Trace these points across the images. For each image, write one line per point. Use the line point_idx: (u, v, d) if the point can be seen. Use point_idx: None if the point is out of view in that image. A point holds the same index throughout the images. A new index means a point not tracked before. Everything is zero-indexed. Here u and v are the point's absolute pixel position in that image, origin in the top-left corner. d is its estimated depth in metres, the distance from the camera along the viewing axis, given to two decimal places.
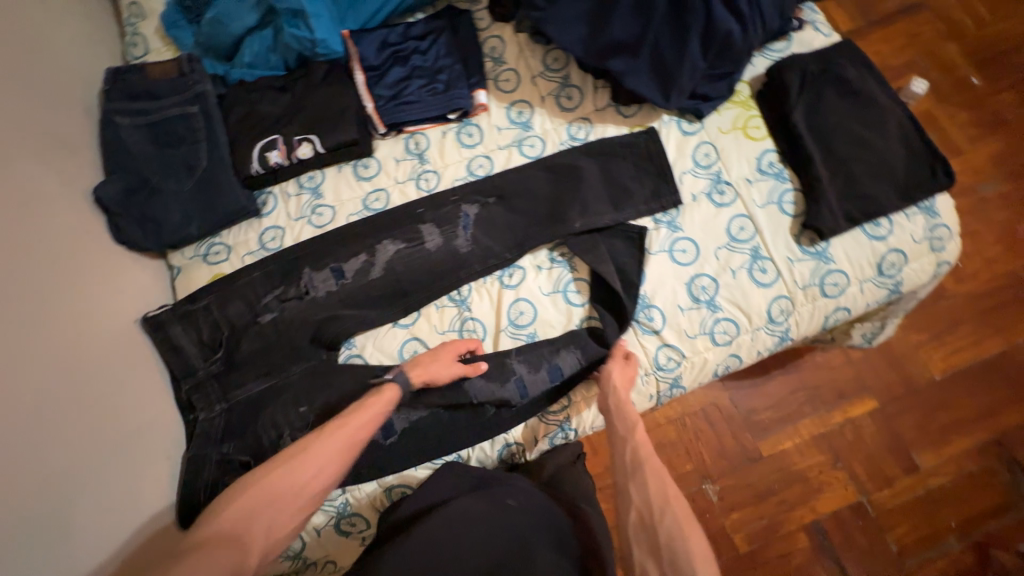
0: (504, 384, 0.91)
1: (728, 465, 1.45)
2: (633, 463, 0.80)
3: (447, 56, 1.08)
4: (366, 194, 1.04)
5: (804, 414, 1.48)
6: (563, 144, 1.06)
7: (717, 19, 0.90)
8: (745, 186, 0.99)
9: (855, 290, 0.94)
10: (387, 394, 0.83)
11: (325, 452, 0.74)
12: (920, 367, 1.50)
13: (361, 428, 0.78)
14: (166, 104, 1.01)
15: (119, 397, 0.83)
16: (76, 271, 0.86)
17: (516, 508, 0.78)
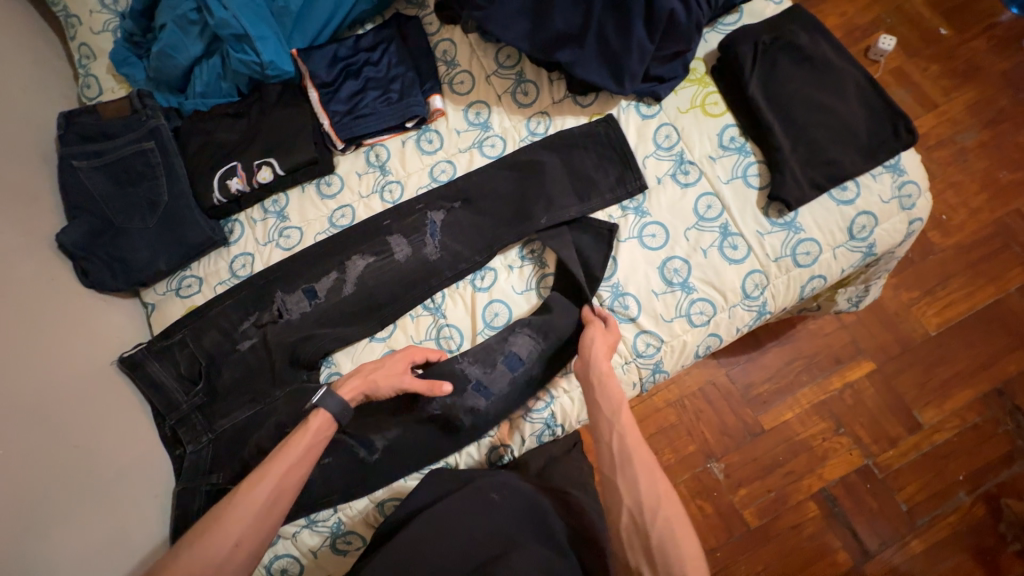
0: (465, 392, 0.91)
1: (730, 442, 1.44)
2: (620, 456, 0.77)
3: (399, 64, 1.08)
4: (331, 211, 1.04)
5: (802, 383, 1.47)
6: (524, 140, 1.05)
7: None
8: (708, 163, 0.98)
9: (828, 256, 0.94)
10: (315, 423, 0.79)
11: (246, 510, 0.71)
12: (913, 325, 1.49)
13: (298, 465, 0.76)
14: (122, 143, 1.01)
15: (93, 444, 0.82)
16: (38, 323, 0.85)
17: (499, 506, 0.81)
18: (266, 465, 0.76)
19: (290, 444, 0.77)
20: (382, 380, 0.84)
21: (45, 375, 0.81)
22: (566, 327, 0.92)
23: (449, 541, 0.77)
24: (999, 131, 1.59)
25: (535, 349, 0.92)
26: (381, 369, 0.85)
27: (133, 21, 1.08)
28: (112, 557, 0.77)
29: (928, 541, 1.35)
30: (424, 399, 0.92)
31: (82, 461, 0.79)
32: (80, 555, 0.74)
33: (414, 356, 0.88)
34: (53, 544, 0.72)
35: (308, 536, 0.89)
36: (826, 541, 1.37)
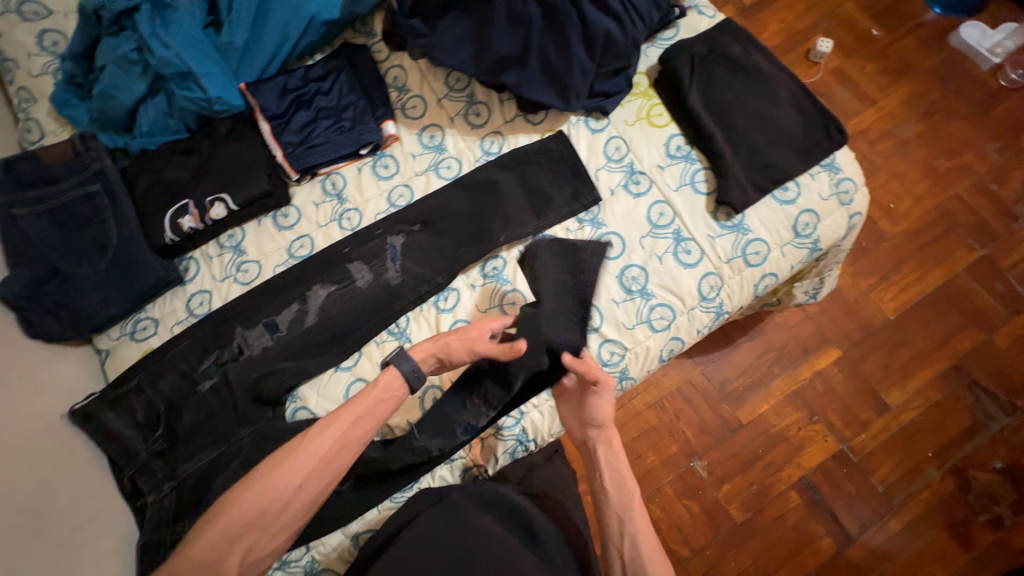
0: (418, 453, 0.90)
1: (711, 439, 1.47)
2: (632, 558, 0.80)
3: (350, 93, 1.09)
4: (290, 242, 1.03)
5: (774, 375, 1.51)
6: (479, 160, 1.07)
7: (590, 17, 0.93)
8: (658, 172, 1.02)
9: (776, 255, 0.97)
10: (385, 380, 0.82)
11: (312, 458, 0.75)
12: (872, 310, 1.55)
13: (362, 421, 0.79)
14: (64, 188, 0.98)
15: (54, 500, 0.78)
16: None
17: (468, 510, 0.83)
18: (336, 411, 0.79)
19: (360, 397, 0.81)
20: (456, 344, 0.86)
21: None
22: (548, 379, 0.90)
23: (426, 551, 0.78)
24: (933, 122, 1.69)
25: (486, 416, 0.91)
26: (455, 335, 0.87)
27: (74, 63, 1.06)
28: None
29: (905, 519, 1.39)
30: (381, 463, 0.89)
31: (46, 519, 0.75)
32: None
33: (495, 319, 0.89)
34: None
35: None
36: (810, 529, 1.39)
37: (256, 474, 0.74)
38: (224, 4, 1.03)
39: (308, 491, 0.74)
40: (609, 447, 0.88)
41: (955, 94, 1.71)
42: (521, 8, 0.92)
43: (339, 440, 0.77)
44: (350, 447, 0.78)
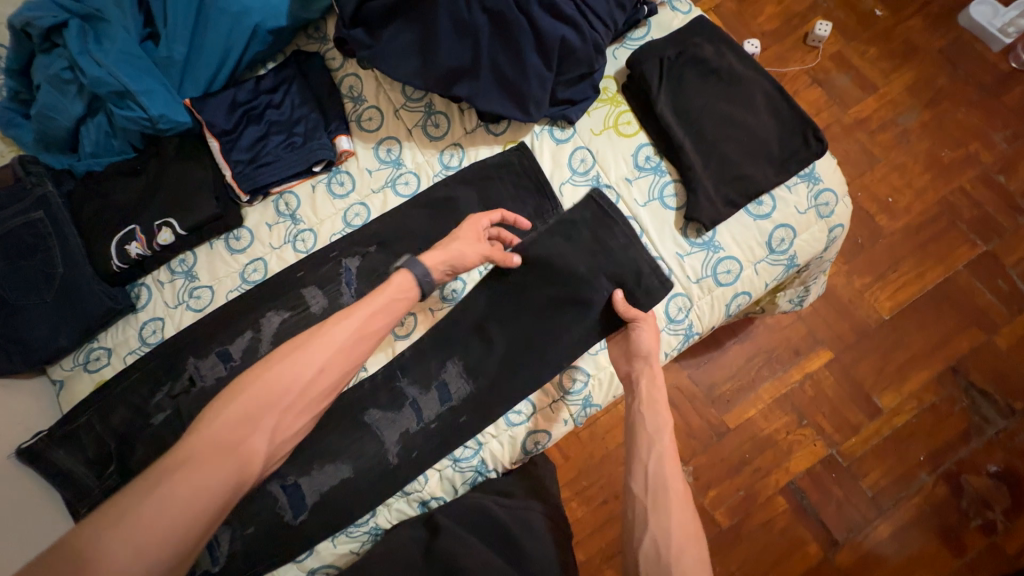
0: (402, 409, 0.91)
1: (697, 443, 1.44)
2: (657, 476, 0.76)
3: (302, 105, 1.03)
4: (242, 266, 0.99)
5: (763, 378, 1.46)
6: (438, 174, 1.01)
7: (540, 24, 0.86)
8: (625, 186, 0.96)
9: (749, 273, 0.92)
10: (398, 282, 0.78)
11: (329, 347, 0.71)
12: (867, 311, 1.49)
13: (380, 314, 0.76)
14: (7, 214, 0.94)
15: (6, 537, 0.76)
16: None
17: (448, 525, 0.83)
18: (352, 306, 0.76)
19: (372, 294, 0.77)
20: (465, 247, 0.85)
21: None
22: (544, 365, 0.90)
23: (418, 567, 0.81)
24: (937, 110, 1.59)
25: (463, 378, 0.91)
26: (459, 239, 0.85)
27: (15, 80, 1.01)
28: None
29: (894, 524, 1.36)
30: (366, 409, 0.91)
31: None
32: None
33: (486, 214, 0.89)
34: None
35: None
36: (796, 535, 1.37)
37: (265, 364, 0.69)
38: (160, 16, 0.98)
39: (326, 378, 0.71)
40: (653, 380, 0.82)
41: (963, 80, 1.60)
42: (467, 17, 0.85)
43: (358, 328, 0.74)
44: (364, 339, 0.75)
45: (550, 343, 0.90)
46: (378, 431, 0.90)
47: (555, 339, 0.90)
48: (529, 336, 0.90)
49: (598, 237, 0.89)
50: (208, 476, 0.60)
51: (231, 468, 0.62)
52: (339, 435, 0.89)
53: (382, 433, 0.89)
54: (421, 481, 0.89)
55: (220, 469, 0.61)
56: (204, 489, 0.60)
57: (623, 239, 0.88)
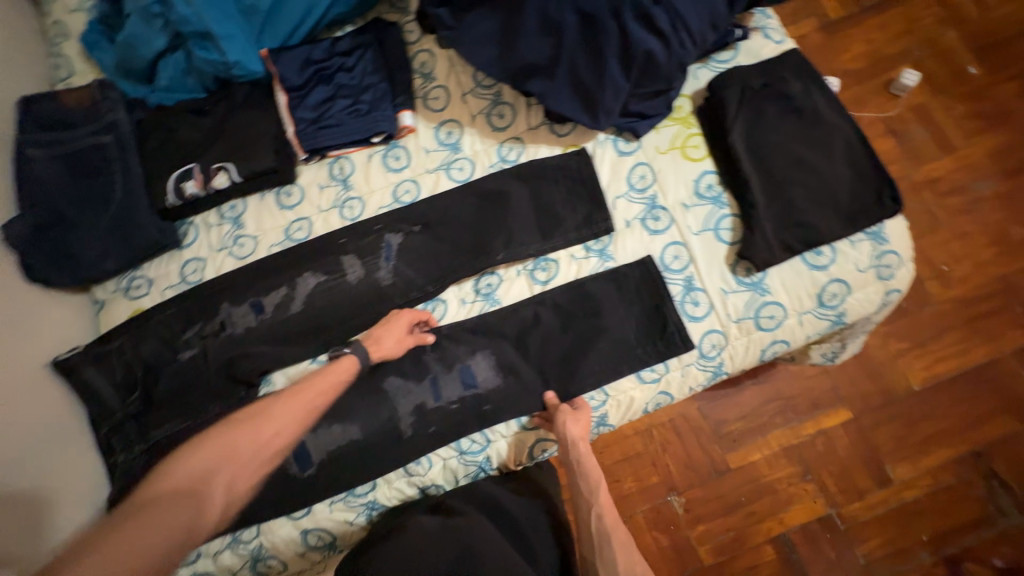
0: (421, 381, 0.90)
1: (696, 476, 1.40)
2: (599, 530, 0.82)
3: (373, 73, 1.04)
4: (289, 223, 1.01)
5: (775, 425, 1.43)
6: (493, 166, 1.01)
7: (631, 34, 0.82)
8: (681, 211, 0.94)
9: (792, 322, 0.89)
10: (341, 365, 0.82)
11: (287, 412, 0.73)
12: (898, 378, 1.43)
13: (327, 390, 0.78)
14: (80, 133, 0.99)
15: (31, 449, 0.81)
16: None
17: (460, 508, 0.84)
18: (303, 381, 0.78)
19: (323, 372, 0.80)
20: (384, 334, 0.88)
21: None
22: (568, 378, 0.90)
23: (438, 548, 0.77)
24: (1017, 183, 1.50)
25: (493, 371, 0.90)
26: (382, 329, 0.89)
27: (107, 4, 1.04)
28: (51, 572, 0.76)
29: None
30: (387, 375, 0.91)
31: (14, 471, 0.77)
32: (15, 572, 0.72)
33: (400, 316, 0.90)
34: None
35: (229, 557, 0.87)
36: None
37: (222, 428, 0.71)
38: None
39: (282, 439, 0.72)
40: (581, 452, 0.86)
41: None
42: (556, 13, 0.83)
43: (314, 395, 0.77)
44: (316, 409, 0.76)
45: (585, 361, 0.89)
46: (393, 397, 0.90)
47: (581, 360, 0.90)
48: (568, 348, 0.91)
49: (645, 281, 0.91)
50: (159, 525, 0.59)
51: (184, 516, 0.61)
52: (356, 394, 0.90)
53: (396, 401, 0.89)
54: (425, 466, 0.88)
55: (171, 516, 0.60)
56: (152, 539, 0.58)
57: (674, 283, 0.91)
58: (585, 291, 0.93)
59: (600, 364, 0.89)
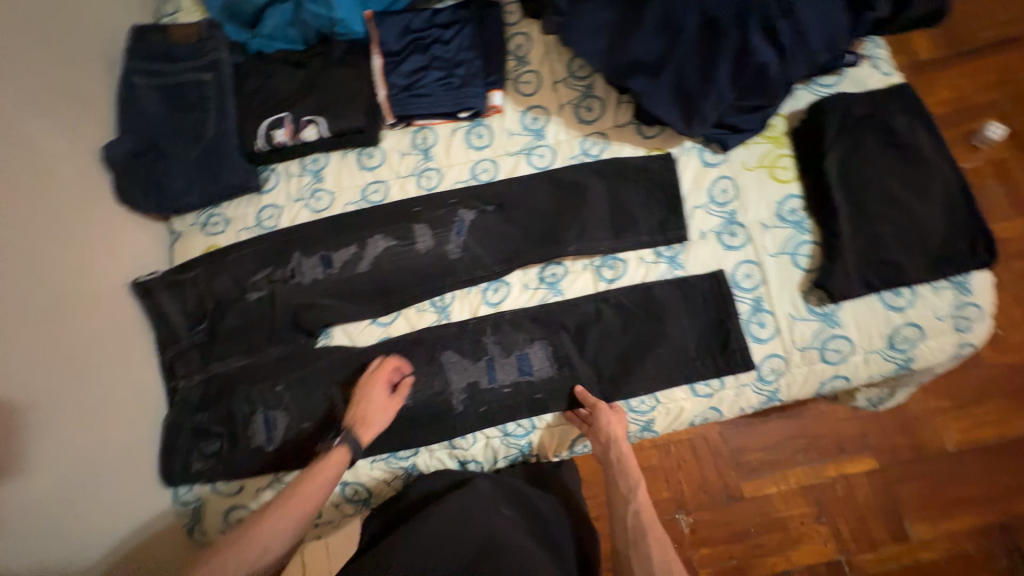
0: (477, 361, 0.91)
1: (706, 498, 1.38)
2: (634, 530, 0.76)
3: (468, 49, 1.04)
4: (366, 184, 1.03)
5: (796, 462, 1.39)
6: (575, 158, 1.01)
7: (751, 45, 0.81)
8: (759, 230, 0.93)
9: (858, 360, 0.87)
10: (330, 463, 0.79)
11: (269, 528, 0.73)
12: (932, 435, 1.38)
13: (313, 496, 0.76)
14: (183, 69, 1.02)
15: (102, 364, 0.84)
16: (61, 233, 0.84)
17: (488, 491, 0.82)
18: (289, 490, 0.76)
19: (309, 476, 0.78)
20: (371, 413, 0.84)
21: (51, 289, 0.80)
22: (621, 378, 0.90)
23: (470, 518, 0.75)
24: None
25: (549, 364, 0.91)
26: (359, 406, 0.85)
27: None
28: (108, 484, 0.81)
29: None
30: (444, 348, 0.92)
31: (85, 383, 0.81)
32: (77, 478, 0.76)
33: (372, 385, 0.86)
34: (64, 458, 0.74)
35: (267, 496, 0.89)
36: None
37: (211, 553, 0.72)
38: None
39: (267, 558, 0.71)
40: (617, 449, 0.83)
41: None
42: (676, 13, 0.81)
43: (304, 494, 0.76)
44: (302, 516, 0.74)
45: (641, 364, 0.90)
46: (448, 373, 0.91)
47: (637, 363, 0.90)
48: (625, 349, 0.91)
49: (714, 295, 0.91)
50: None
51: None
52: (412, 361, 0.92)
53: (451, 376, 0.91)
54: (469, 441, 0.89)
55: None
56: None
57: (742, 301, 0.90)
58: (651, 294, 0.93)
59: (659, 370, 0.89)
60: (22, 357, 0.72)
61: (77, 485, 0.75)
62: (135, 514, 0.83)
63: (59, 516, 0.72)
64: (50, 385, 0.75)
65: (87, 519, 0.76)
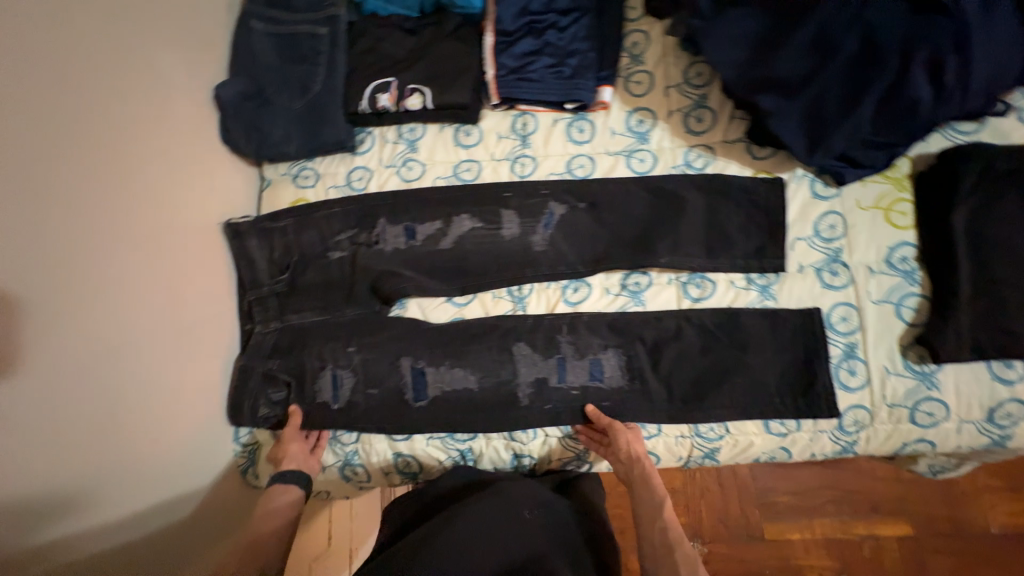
0: (547, 359, 0.91)
1: (725, 532, 1.29)
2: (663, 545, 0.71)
3: (583, 40, 1.01)
4: (459, 161, 1.01)
5: (825, 513, 1.28)
6: (676, 167, 0.97)
7: (909, 79, 0.76)
8: (864, 274, 0.88)
9: (950, 428, 0.82)
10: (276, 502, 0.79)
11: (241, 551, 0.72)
12: (973, 513, 1.26)
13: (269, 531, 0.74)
14: (299, 19, 1.02)
15: (185, 303, 0.86)
16: (169, 164, 0.87)
17: (513, 488, 0.79)
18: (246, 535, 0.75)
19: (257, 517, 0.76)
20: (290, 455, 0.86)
21: (149, 225, 0.81)
22: (692, 400, 0.87)
23: (493, 519, 0.72)
24: None
25: (619, 374, 0.89)
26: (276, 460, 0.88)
27: None
28: (179, 413, 0.83)
29: None
30: (518, 340, 0.92)
31: (166, 320, 0.82)
32: (153, 402, 0.79)
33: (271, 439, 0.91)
34: (140, 389, 0.77)
35: (325, 452, 0.91)
36: None
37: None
38: None
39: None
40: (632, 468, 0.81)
41: None
42: (832, 34, 0.77)
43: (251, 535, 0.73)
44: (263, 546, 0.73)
45: (715, 391, 0.87)
46: (516, 365, 0.91)
47: (712, 389, 0.87)
48: (700, 372, 0.88)
49: (804, 334, 0.87)
50: None
51: None
52: (482, 346, 0.91)
53: (519, 368, 0.90)
54: (528, 436, 0.89)
55: None
56: None
57: (833, 346, 0.86)
58: (736, 321, 0.89)
59: (734, 401, 0.87)
60: (118, 281, 0.75)
61: (148, 418, 0.77)
62: (191, 454, 0.85)
63: (131, 434, 0.75)
64: (133, 318, 0.77)
65: (156, 442, 0.79)
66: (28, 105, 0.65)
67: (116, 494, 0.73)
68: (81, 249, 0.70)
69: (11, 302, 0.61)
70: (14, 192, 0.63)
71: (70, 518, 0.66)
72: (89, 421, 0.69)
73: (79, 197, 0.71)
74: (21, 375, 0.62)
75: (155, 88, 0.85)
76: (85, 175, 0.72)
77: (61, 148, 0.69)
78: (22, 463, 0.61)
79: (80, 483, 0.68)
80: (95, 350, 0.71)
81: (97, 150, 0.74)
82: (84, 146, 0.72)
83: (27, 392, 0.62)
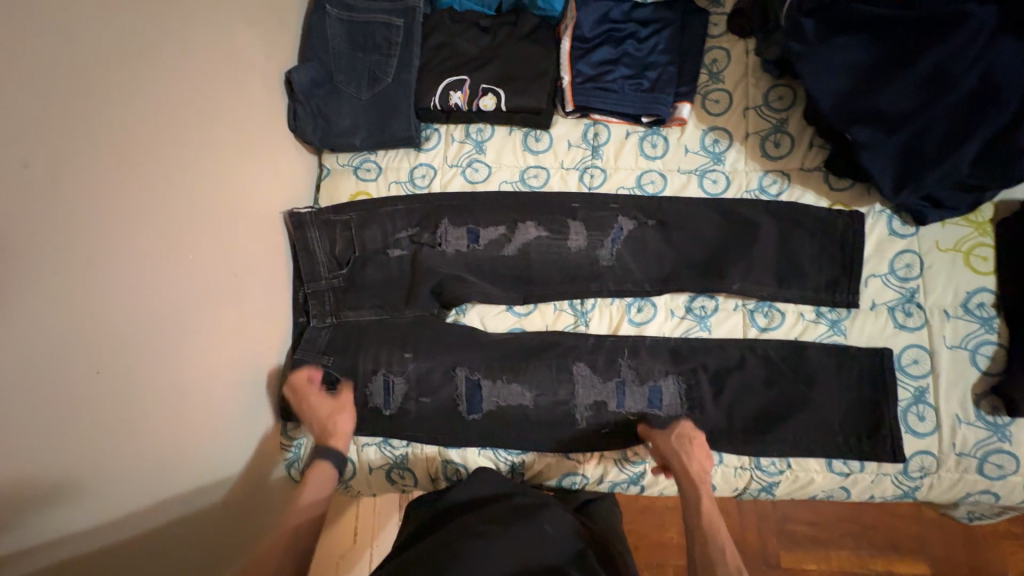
0: (607, 380, 0.88)
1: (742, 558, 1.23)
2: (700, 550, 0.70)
3: (663, 52, 0.98)
4: (526, 166, 0.99)
5: (847, 547, 1.22)
6: (750, 191, 0.95)
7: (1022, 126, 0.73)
8: (939, 317, 0.86)
9: (1019, 482, 0.81)
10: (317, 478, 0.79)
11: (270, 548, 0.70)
12: (995, 561, 1.20)
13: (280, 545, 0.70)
14: (374, 7, 1.00)
15: (229, 292, 0.81)
16: (239, 147, 0.85)
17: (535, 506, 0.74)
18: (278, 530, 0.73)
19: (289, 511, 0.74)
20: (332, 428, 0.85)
21: (198, 206, 0.76)
22: (752, 432, 0.86)
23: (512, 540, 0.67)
24: None
25: (679, 402, 0.87)
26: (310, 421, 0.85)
27: None
28: (233, 401, 0.82)
29: None
30: (576, 359, 0.89)
31: (212, 309, 0.78)
32: (209, 388, 0.77)
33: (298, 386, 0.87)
34: (198, 374, 0.75)
35: (373, 453, 0.90)
36: None
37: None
38: None
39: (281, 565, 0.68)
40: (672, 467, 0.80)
41: None
42: (950, 72, 0.74)
43: (292, 527, 0.72)
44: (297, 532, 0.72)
45: (777, 424, 0.85)
46: (574, 383, 0.89)
47: (775, 423, 0.85)
48: (762, 404, 0.86)
49: (874, 374, 0.85)
50: None
51: None
52: (540, 360, 0.89)
53: (577, 388, 0.88)
54: (585, 455, 0.88)
55: None
56: None
57: (902, 389, 0.84)
58: (803, 354, 0.87)
59: (796, 438, 0.85)
60: (184, 263, 0.74)
61: (203, 403, 0.76)
62: (228, 449, 0.81)
63: (186, 418, 0.74)
64: (157, 301, 0.69)
65: (209, 428, 0.77)
66: (69, 63, 0.60)
67: (169, 478, 0.72)
68: (139, 227, 0.67)
69: (66, 280, 0.59)
70: (77, 164, 0.60)
71: (81, 514, 0.61)
72: (151, 402, 0.68)
73: (154, 175, 0.70)
74: (35, 356, 0.56)
75: (229, 67, 0.83)
76: (142, 151, 0.68)
77: (115, 118, 0.65)
78: (84, 440, 0.61)
79: (137, 464, 0.67)
80: (159, 332, 0.70)
81: (174, 128, 0.73)
82: (157, 122, 0.71)
83: (51, 378, 0.57)
